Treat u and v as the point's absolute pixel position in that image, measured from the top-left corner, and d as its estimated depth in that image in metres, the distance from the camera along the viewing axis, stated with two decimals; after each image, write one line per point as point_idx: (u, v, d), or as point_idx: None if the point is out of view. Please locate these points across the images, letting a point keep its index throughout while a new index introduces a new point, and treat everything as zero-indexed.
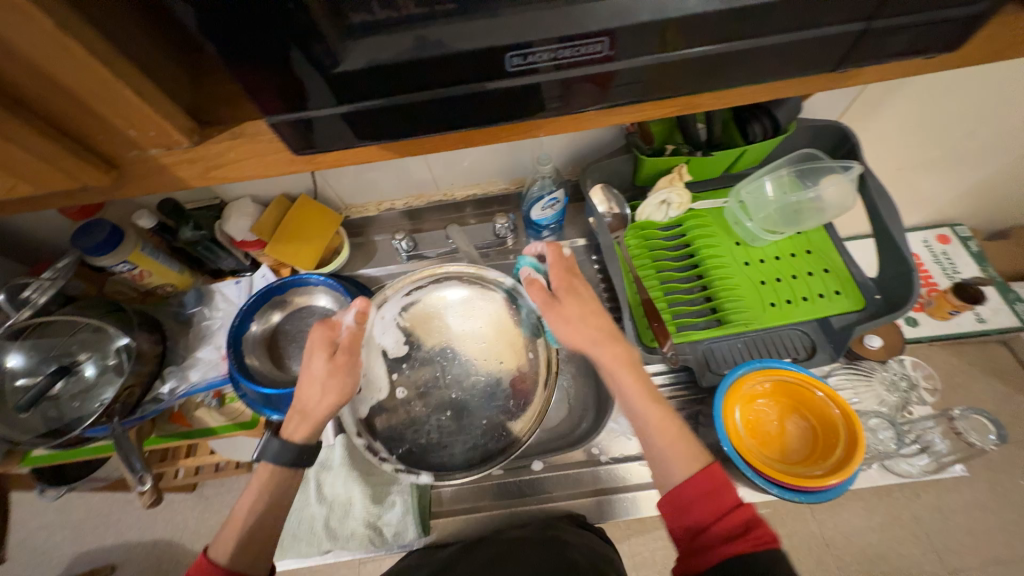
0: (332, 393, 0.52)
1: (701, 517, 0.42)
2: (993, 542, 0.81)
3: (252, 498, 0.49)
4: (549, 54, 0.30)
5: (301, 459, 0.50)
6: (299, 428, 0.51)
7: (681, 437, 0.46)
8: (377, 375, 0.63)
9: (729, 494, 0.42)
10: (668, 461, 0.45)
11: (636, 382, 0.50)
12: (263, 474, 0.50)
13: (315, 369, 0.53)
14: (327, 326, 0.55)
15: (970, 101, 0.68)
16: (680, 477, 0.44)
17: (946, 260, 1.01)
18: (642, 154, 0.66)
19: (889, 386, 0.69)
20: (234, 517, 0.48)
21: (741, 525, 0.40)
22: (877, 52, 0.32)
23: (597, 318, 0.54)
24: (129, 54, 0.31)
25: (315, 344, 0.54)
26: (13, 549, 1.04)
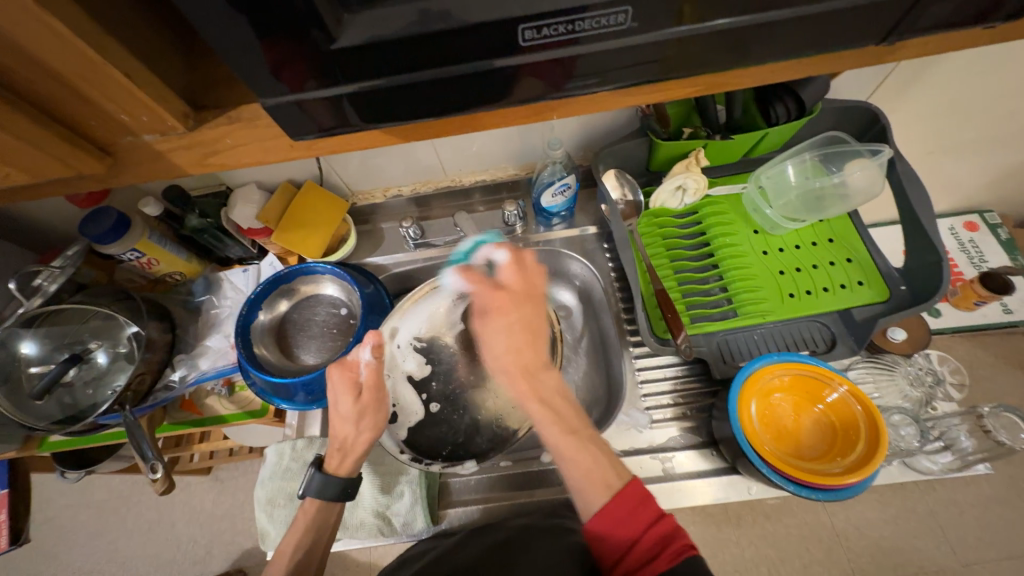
0: (367, 430, 0.53)
1: (624, 539, 0.41)
2: (1012, 537, 0.79)
3: (298, 535, 0.50)
4: (565, 26, 0.27)
5: (347, 492, 0.52)
6: (343, 464, 0.52)
7: (597, 465, 0.45)
8: (404, 394, 0.66)
9: (649, 508, 0.42)
10: (582, 490, 0.44)
11: (549, 415, 0.48)
12: (310, 509, 0.52)
13: (345, 411, 0.52)
14: (346, 366, 0.53)
15: (1010, 79, 0.64)
16: (597, 506, 0.43)
17: (973, 248, 0.96)
18: (658, 138, 0.64)
19: (913, 381, 0.67)
20: (280, 552, 0.49)
21: (660, 540, 0.40)
22: (925, 22, 0.30)
23: (528, 342, 0.50)
24: (118, 34, 0.30)
25: (337, 386, 0.53)
26: (38, 527, 1.08)
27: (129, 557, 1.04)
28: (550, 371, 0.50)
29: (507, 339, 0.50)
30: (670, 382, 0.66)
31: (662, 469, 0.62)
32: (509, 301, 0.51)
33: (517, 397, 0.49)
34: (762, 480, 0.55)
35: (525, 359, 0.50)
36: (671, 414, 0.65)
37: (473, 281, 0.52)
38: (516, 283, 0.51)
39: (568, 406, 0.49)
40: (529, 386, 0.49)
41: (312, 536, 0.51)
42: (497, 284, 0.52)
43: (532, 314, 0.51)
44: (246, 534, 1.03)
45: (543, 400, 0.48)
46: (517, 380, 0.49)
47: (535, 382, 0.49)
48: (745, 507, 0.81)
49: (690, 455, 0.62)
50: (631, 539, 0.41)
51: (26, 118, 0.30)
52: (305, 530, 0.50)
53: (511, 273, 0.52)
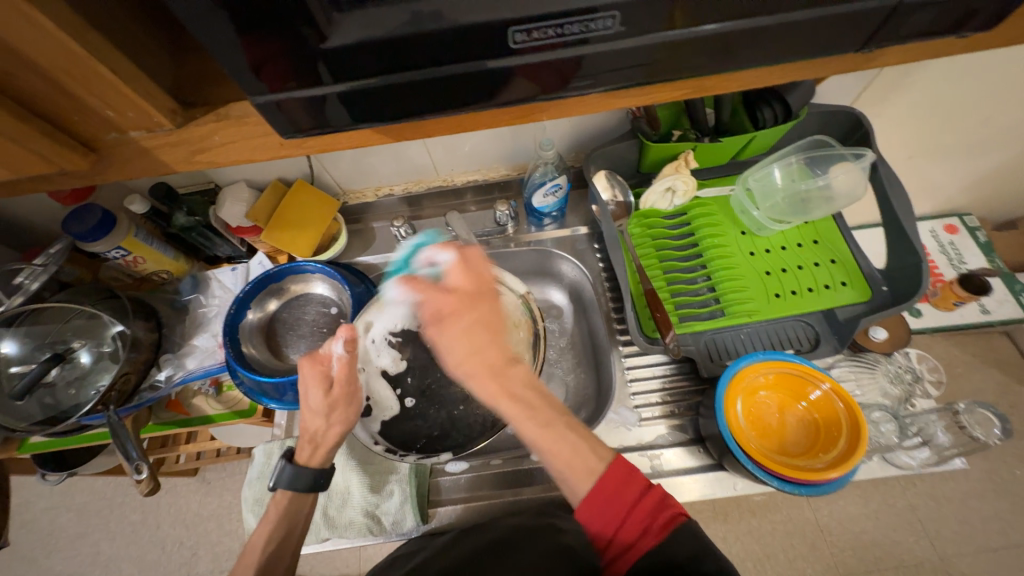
0: (337, 423, 0.52)
1: (615, 516, 0.43)
2: (988, 530, 0.81)
3: (270, 528, 0.50)
4: (554, 30, 0.28)
5: (318, 484, 0.51)
6: (314, 456, 0.52)
7: (576, 454, 0.46)
8: (379, 390, 0.64)
9: (636, 482, 0.44)
10: (569, 478, 0.46)
11: (518, 409, 0.49)
12: (281, 500, 0.51)
13: (314, 405, 0.52)
14: (317, 360, 0.53)
15: (987, 87, 0.66)
16: (584, 491, 0.45)
17: (953, 251, 0.99)
18: (648, 141, 0.65)
19: (893, 379, 0.69)
20: (252, 545, 0.49)
21: (649, 513, 0.42)
22: (905, 30, 0.30)
23: (488, 340, 0.52)
24: (104, 30, 0.29)
25: (308, 380, 0.52)
26: (17, 531, 1.05)
27: (113, 560, 1.02)
28: (516, 366, 0.51)
29: (468, 340, 0.52)
30: (658, 381, 0.67)
31: (651, 466, 0.62)
32: (460, 302, 0.53)
33: (488, 399, 0.50)
34: (747, 476, 0.56)
35: (489, 357, 0.51)
36: (659, 412, 0.66)
37: (421, 288, 0.55)
38: (465, 284, 0.54)
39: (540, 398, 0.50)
40: (498, 385, 0.50)
41: (284, 528, 0.50)
42: (447, 288, 0.55)
43: (486, 312, 0.53)
44: (233, 536, 1.02)
45: (513, 396, 0.49)
46: (484, 380, 0.51)
47: (502, 380, 0.50)
48: (731, 504, 0.82)
49: (678, 452, 0.63)
50: (620, 519, 0.43)
51: (8, 113, 0.29)
52: (276, 522, 0.50)
53: (457, 275, 0.55)
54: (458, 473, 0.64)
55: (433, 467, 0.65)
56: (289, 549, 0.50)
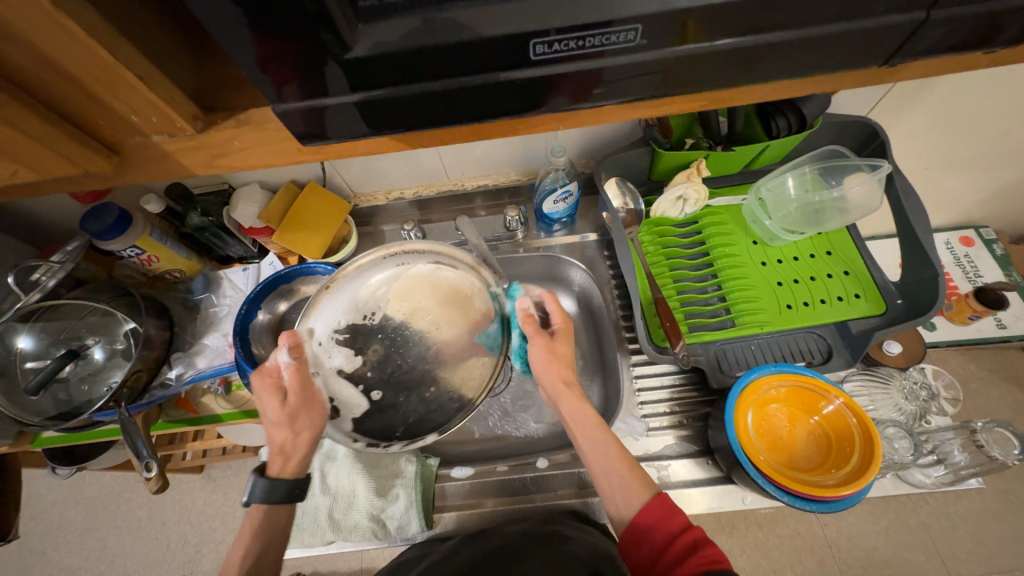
0: (303, 431, 0.51)
1: (658, 545, 0.43)
2: (1003, 551, 0.79)
3: (247, 543, 0.48)
4: (574, 42, 0.28)
5: (295, 494, 0.49)
6: (286, 467, 0.50)
7: (632, 470, 0.48)
8: (342, 391, 0.54)
9: (681, 517, 0.44)
10: (620, 489, 0.47)
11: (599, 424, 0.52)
12: (255, 513, 0.49)
13: (271, 417, 0.50)
14: (264, 373, 0.50)
15: (1008, 99, 0.65)
16: (636, 507, 0.45)
17: (969, 264, 0.97)
18: (660, 149, 0.64)
19: (908, 395, 0.67)
20: (229, 563, 0.47)
21: (691, 546, 0.41)
22: (930, 44, 0.30)
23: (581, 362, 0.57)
24: (131, 36, 0.30)
25: (260, 393, 0.50)
26: (27, 523, 1.07)
27: (118, 555, 1.03)
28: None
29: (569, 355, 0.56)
30: (668, 391, 0.67)
31: (658, 477, 0.62)
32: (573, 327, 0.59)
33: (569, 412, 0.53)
34: (757, 490, 0.56)
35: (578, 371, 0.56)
36: (667, 422, 0.65)
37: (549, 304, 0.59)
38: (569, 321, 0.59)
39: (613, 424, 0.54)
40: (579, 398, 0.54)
41: (262, 541, 0.48)
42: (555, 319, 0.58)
43: None
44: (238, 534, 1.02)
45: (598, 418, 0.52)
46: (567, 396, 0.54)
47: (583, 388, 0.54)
48: (738, 516, 0.82)
49: (686, 464, 0.62)
50: (663, 548, 0.42)
51: (35, 116, 0.30)
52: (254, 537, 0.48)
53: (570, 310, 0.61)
54: (463, 479, 0.64)
55: (439, 472, 0.65)
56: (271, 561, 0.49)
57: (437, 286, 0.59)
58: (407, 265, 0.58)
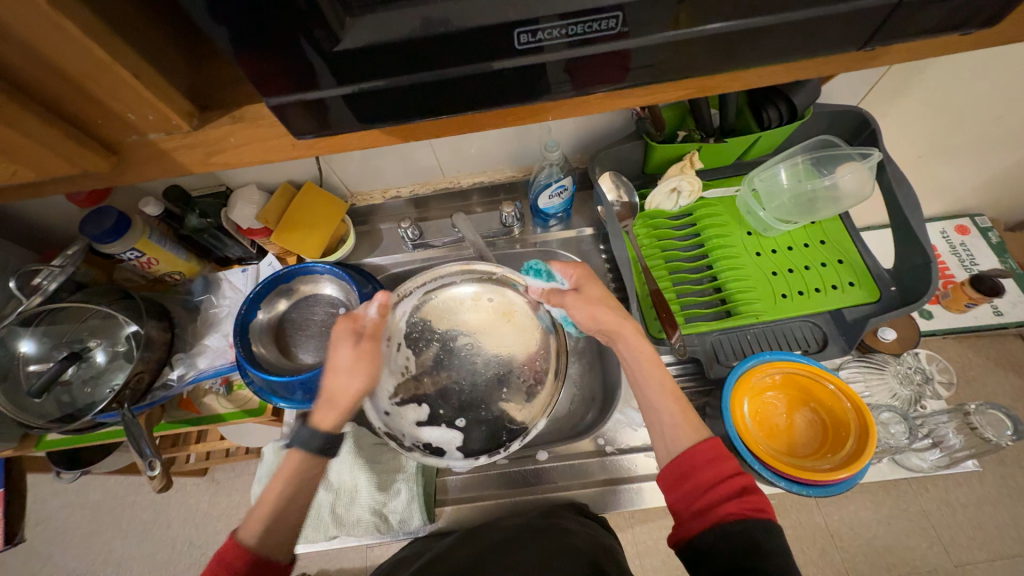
0: (358, 379, 0.54)
1: (701, 483, 0.43)
2: (1003, 536, 0.80)
3: (281, 485, 0.48)
4: (558, 31, 0.28)
5: (332, 445, 0.51)
6: (328, 417, 0.52)
7: (687, 413, 0.49)
8: (433, 436, 0.61)
9: (728, 462, 0.44)
10: (674, 428, 0.48)
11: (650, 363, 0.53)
12: (293, 459, 0.49)
13: (342, 358, 0.55)
14: (349, 318, 0.57)
15: (997, 84, 0.65)
16: (686, 444, 0.46)
17: (964, 252, 0.98)
18: (653, 142, 0.65)
19: (903, 379, 0.68)
20: (263, 500, 0.47)
21: (738, 490, 0.41)
22: (907, 28, 0.31)
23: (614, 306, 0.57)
24: (126, 36, 0.31)
25: (340, 334, 0.56)
26: (32, 528, 1.07)
27: (124, 558, 1.04)
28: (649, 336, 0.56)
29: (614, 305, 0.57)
30: None
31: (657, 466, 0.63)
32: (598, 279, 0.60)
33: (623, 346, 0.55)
34: (754, 477, 0.56)
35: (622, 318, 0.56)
36: None
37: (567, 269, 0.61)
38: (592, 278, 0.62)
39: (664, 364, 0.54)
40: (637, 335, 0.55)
41: (294, 487, 0.48)
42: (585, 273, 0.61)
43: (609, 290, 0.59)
44: None
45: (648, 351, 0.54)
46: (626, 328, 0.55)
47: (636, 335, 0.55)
48: None
49: None
50: (708, 485, 0.42)
51: (35, 117, 0.31)
52: (288, 478, 0.48)
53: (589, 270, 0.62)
54: (463, 473, 0.64)
55: (441, 466, 0.65)
56: (300, 508, 0.48)
57: (448, 306, 0.66)
58: (405, 303, 0.64)
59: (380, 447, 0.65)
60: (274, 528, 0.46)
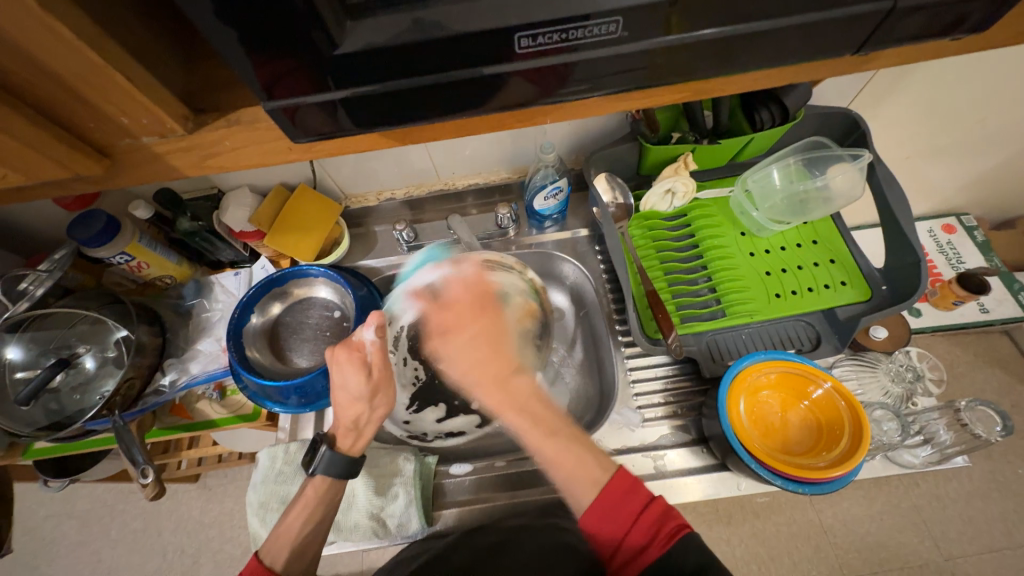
0: (382, 406, 0.55)
1: (620, 527, 0.43)
2: (992, 530, 0.81)
3: (306, 510, 0.51)
4: (559, 35, 0.28)
5: (353, 470, 0.53)
6: (356, 443, 0.55)
7: (579, 463, 0.48)
8: (455, 425, 0.70)
9: (639, 493, 0.45)
10: (572, 488, 0.47)
11: (518, 415, 0.53)
12: (320, 485, 0.52)
13: (355, 390, 0.53)
14: (352, 347, 0.53)
15: (982, 87, 0.66)
16: (589, 499, 0.45)
17: (951, 250, 1.00)
18: (648, 143, 0.65)
19: (895, 377, 0.69)
20: (284, 529, 0.50)
21: (654, 522, 0.42)
22: (899, 35, 0.31)
23: (483, 343, 0.59)
24: (117, 36, 0.30)
25: (344, 366, 0.52)
26: (19, 539, 1.05)
27: (114, 568, 1.02)
28: (518, 377, 0.56)
29: (477, 355, 0.58)
30: (661, 383, 0.68)
31: (654, 466, 0.62)
32: (465, 311, 0.63)
33: (494, 408, 0.55)
34: (751, 476, 0.57)
35: (494, 367, 0.56)
36: (662, 412, 0.66)
37: (453, 286, 0.66)
38: (462, 297, 0.65)
39: (544, 409, 0.54)
40: (501, 394, 0.55)
41: (322, 508, 0.52)
42: (449, 300, 0.65)
43: (487, 323, 0.61)
44: (236, 542, 1.01)
45: (518, 408, 0.53)
46: (490, 390, 0.55)
47: (505, 389, 0.55)
48: (735, 506, 0.83)
49: (681, 453, 0.63)
50: (620, 537, 0.43)
51: (25, 122, 0.30)
52: (316, 504, 0.51)
53: (456, 290, 0.65)
54: (462, 475, 0.65)
55: (437, 469, 0.65)
56: (320, 533, 0.51)
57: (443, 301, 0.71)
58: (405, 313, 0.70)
59: (378, 451, 0.65)
60: (300, 552, 0.49)
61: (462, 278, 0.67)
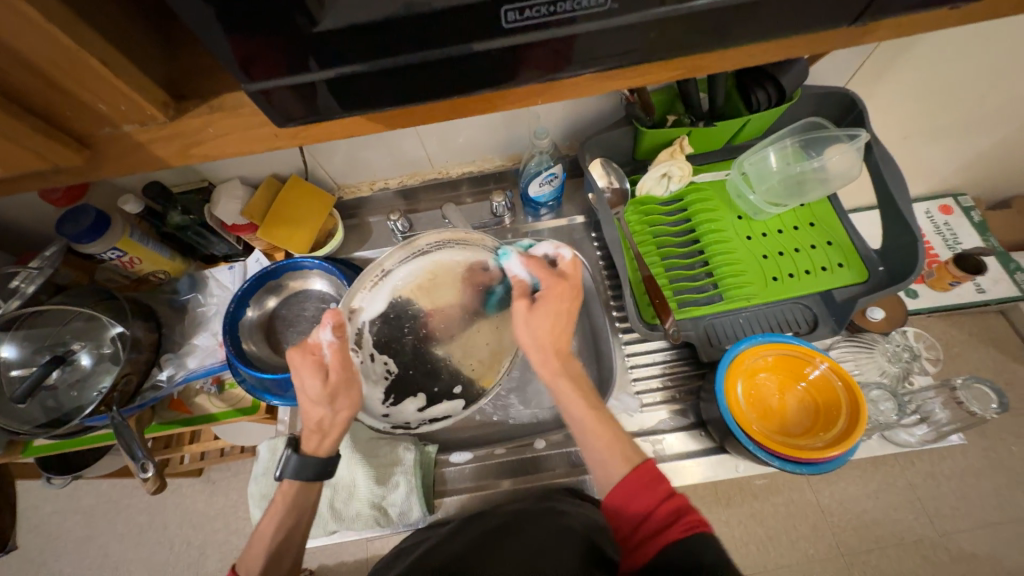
0: (343, 409, 0.54)
1: (637, 513, 0.43)
2: (986, 506, 0.82)
3: (278, 517, 0.51)
4: (546, 8, 0.27)
5: (326, 471, 0.53)
6: (321, 445, 0.53)
7: (615, 441, 0.49)
8: (439, 412, 0.62)
9: (663, 485, 0.44)
10: (604, 462, 0.48)
11: (572, 389, 0.53)
12: (288, 491, 0.53)
13: (313, 394, 0.52)
14: (306, 350, 0.52)
15: (983, 62, 0.65)
16: (618, 477, 0.46)
17: (948, 231, 0.99)
18: (643, 127, 0.64)
19: (891, 357, 0.69)
20: (260, 535, 0.51)
21: (672, 513, 0.41)
22: (896, 4, 0.31)
23: (567, 326, 0.55)
24: (88, 18, 0.29)
25: (300, 368, 0.52)
26: (25, 535, 1.06)
27: (121, 562, 1.03)
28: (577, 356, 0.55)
29: (551, 325, 0.55)
30: (659, 368, 0.68)
31: (653, 451, 0.63)
32: (566, 290, 0.55)
33: (547, 375, 0.54)
34: (749, 458, 0.57)
35: (561, 343, 0.55)
36: (660, 397, 0.66)
37: (534, 266, 0.56)
38: (575, 279, 0.56)
39: (590, 386, 0.54)
40: (561, 366, 0.54)
41: (293, 517, 0.52)
42: (558, 274, 0.56)
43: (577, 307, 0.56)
44: (240, 534, 1.02)
45: (573, 380, 0.53)
46: (549, 359, 0.54)
47: (565, 363, 0.54)
48: (733, 488, 0.84)
49: (679, 437, 0.64)
50: (640, 517, 0.43)
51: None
52: (286, 511, 0.51)
53: (569, 267, 0.56)
54: (462, 464, 0.65)
55: (438, 457, 0.66)
56: (300, 534, 0.52)
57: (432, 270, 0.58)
58: (371, 300, 0.55)
59: (378, 441, 0.65)
60: (273, 564, 0.50)
61: (562, 256, 0.57)
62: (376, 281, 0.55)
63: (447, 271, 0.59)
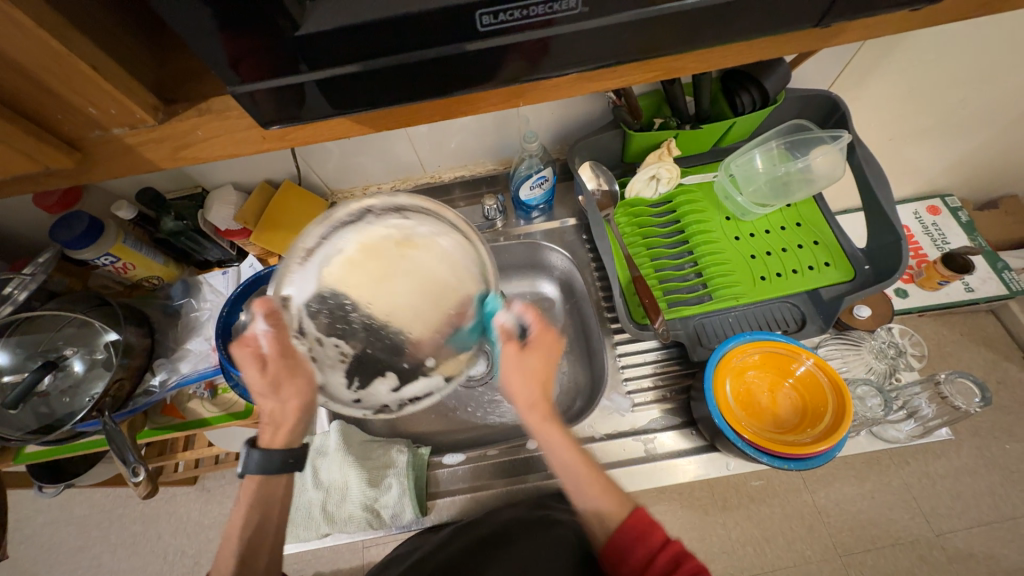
0: (288, 399, 0.51)
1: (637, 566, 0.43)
2: (981, 504, 0.83)
3: (243, 512, 0.50)
4: (522, 11, 0.28)
5: (289, 463, 0.52)
6: (274, 437, 0.52)
7: (605, 487, 0.48)
8: (416, 390, 0.50)
9: (657, 533, 0.44)
10: (597, 508, 0.47)
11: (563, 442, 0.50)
12: (251, 486, 0.52)
13: (255, 386, 0.50)
14: (243, 341, 0.50)
15: (962, 65, 0.67)
16: (613, 528, 0.46)
17: (936, 231, 1.01)
18: (631, 130, 0.65)
19: (878, 354, 0.70)
20: (228, 535, 0.50)
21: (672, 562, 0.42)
22: (862, 6, 0.32)
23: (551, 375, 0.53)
24: (76, 23, 0.30)
25: (243, 361, 0.50)
26: (17, 547, 1.05)
27: (115, 572, 1.02)
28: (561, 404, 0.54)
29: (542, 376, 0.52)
30: (651, 366, 0.68)
31: (645, 449, 0.63)
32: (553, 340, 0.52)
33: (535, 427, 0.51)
34: (739, 456, 0.57)
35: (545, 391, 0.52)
36: (652, 397, 0.67)
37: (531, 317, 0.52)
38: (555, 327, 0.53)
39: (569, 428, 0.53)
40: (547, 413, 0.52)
41: (258, 513, 0.51)
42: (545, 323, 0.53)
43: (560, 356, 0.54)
44: None
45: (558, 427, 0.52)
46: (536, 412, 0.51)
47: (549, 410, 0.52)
48: (729, 488, 0.84)
49: (672, 436, 0.64)
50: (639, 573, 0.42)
51: None
52: (249, 508, 0.50)
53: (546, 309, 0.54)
54: (455, 465, 0.65)
55: (430, 460, 0.66)
56: (271, 524, 0.51)
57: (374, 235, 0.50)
58: (304, 281, 0.48)
59: (371, 445, 0.65)
60: (247, 561, 0.48)
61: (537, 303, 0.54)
62: (304, 260, 0.49)
63: (380, 243, 0.50)
